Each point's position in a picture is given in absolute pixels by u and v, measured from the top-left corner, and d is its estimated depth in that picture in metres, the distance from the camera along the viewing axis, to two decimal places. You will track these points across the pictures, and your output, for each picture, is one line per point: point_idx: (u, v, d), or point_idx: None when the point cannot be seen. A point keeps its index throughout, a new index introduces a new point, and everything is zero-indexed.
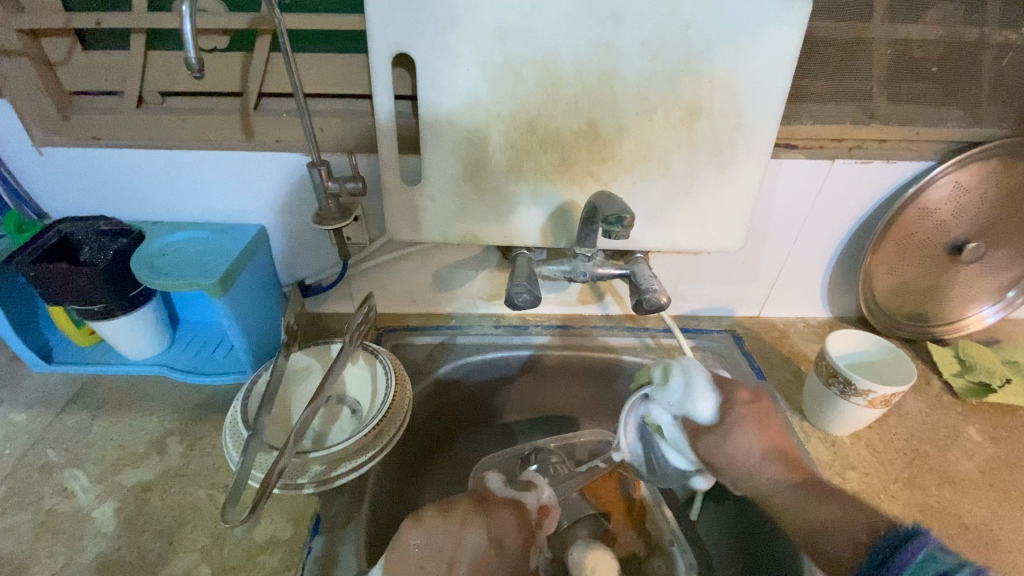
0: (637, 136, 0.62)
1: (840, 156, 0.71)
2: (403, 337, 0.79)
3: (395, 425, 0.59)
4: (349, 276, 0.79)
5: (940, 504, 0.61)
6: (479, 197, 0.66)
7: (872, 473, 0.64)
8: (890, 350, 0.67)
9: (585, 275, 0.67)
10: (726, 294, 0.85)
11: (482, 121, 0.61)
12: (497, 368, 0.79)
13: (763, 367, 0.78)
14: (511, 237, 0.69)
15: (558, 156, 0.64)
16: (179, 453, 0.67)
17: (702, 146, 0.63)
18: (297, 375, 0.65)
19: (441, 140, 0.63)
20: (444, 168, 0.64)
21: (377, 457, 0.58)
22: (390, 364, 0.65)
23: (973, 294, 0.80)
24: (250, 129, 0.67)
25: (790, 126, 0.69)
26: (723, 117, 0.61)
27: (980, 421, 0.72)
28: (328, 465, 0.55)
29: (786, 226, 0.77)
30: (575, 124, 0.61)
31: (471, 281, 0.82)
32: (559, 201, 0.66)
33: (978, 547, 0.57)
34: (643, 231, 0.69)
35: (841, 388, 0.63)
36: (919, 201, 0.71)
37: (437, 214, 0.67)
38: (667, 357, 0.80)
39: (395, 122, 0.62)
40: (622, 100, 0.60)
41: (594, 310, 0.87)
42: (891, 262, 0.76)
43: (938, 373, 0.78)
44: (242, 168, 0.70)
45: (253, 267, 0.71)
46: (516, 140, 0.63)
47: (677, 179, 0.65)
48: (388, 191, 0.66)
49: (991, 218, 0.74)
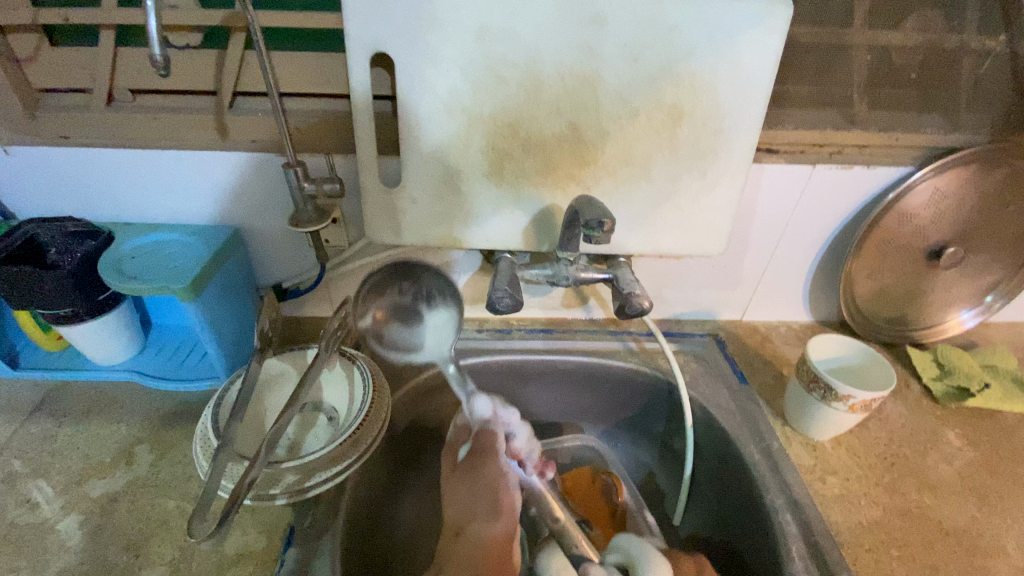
0: (618, 140, 0.62)
1: (821, 161, 0.71)
2: None
3: (372, 434, 0.59)
4: (328, 279, 0.77)
5: (920, 508, 0.61)
6: (460, 200, 0.65)
7: (853, 478, 0.64)
8: (870, 355, 0.67)
9: (568, 279, 0.66)
10: (709, 298, 0.85)
11: (462, 122, 0.60)
12: (480, 373, 0.78)
13: (745, 372, 0.78)
14: (492, 241, 0.68)
15: (539, 159, 0.63)
16: (149, 462, 0.64)
17: (684, 151, 0.63)
18: (271, 382, 0.63)
19: (422, 142, 0.62)
20: (424, 171, 0.63)
21: (353, 466, 0.57)
22: (368, 371, 0.63)
23: (951, 299, 0.81)
24: (224, 128, 0.65)
25: (771, 130, 0.69)
26: (706, 121, 0.61)
27: (959, 425, 0.72)
28: (302, 475, 0.54)
29: (769, 231, 0.77)
30: (556, 126, 0.61)
31: None
32: (541, 205, 0.66)
33: (957, 551, 0.57)
34: (624, 234, 0.68)
35: (823, 393, 0.63)
36: (898, 207, 0.71)
37: (417, 216, 0.66)
38: (650, 362, 0.80)
39: (372, 120, 0.60)
40: (604, 103, 0.60)
41: (577, 314, 0.87)
42: (872, 267, 0.76)
43: (918, 377, 0.78)
44: (217, 169, 0.68)
45: (227, 270, 0.69)
46: (496, 143, 0.62)
47: (660, 183, 0.65)
48: (367, 193, 0.65)
49: (968, 224, 0.75)
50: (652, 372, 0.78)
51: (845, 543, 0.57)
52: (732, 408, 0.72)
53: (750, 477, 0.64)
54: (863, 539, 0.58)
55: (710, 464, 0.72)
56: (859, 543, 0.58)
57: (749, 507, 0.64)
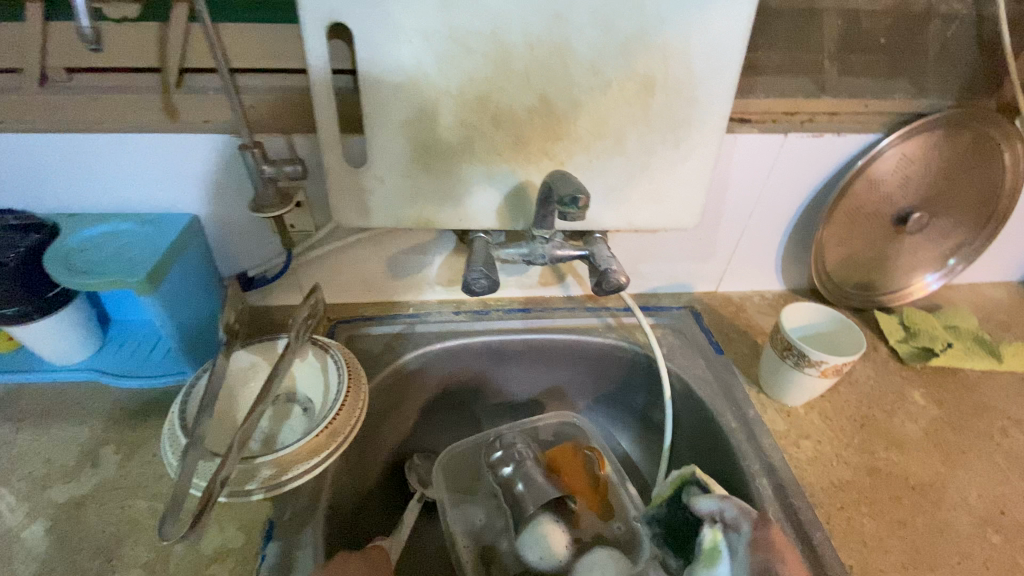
0: (591, 113, 0.60)
1: (793, 130, 0.70)
2: (358, 328, 0.76)
3: (350, 423, 0.57)
4: (295, 266, 0.74)
5: (888, 466, 0.63)
6: (431, 179, 0.63)
7: (825, 441, 0.66)
8: (841, 321, 0.68)
9: (544, 257, 0.66)
10: (685, 271, 0.84)
11: (429, 97, 0.58)
12: (459, 356, 0.78)
13: (721, 342, 0.79)
14: (465, 220, 0.66)
15: (512, 134, 0.61)
16: (116, 463, 0.62)
17: (657, 122, 0.62)
18: (240, 375, 0.60)
19: (386, 118, 0.59)
20: (391, 150, 0.60)
21: (331, 457, 0.56)
22: (342, 359, 0.61)
23: (916, 262, 0.83)
24: (172, 109, 0.61)
25: (743, 99, 0.68)
26: (678, 92, 0.60)
27: (924, 384, 0.74)
28: (278, 469, 0.53)
29: (742, 203, 0.77)
30: (527, 99, 0.59)
31: (426, 267, 0.77)
32: (514, 181, 0.64)
33: (923, 505, 0.60)
34: (601, 210, 0.67)
35: (796, 359, 0.64)
36: (867, 173, 0.72)
37: (385, 198, 0.63)
38: (628, 336, 0.80)
39: (333, 92, 0.57)
40: (574, 74, 0.58)
41: (554, 292, 0.86)
42: (842, 233, 0.77)
43: (885, 340, 0.80)
44: (166, 152, 0.63)
45: (187, 260, 0.65)
46: (465, 118, 0.59)
47: (634, 156, 0.64)
48: (330, 174, 0.62)
49: (933, 188, 0.76)
50: (630, 346, 0.79)
51: (817, 503, 0.59)
52: (708, 377, 0.73)
53: (726, 443, 0.66)
54: (834, 498, 0.60)
55: (689, 432, 0.73)
56: (831, 502, 0.59)
57: (726, 475, 0.65)
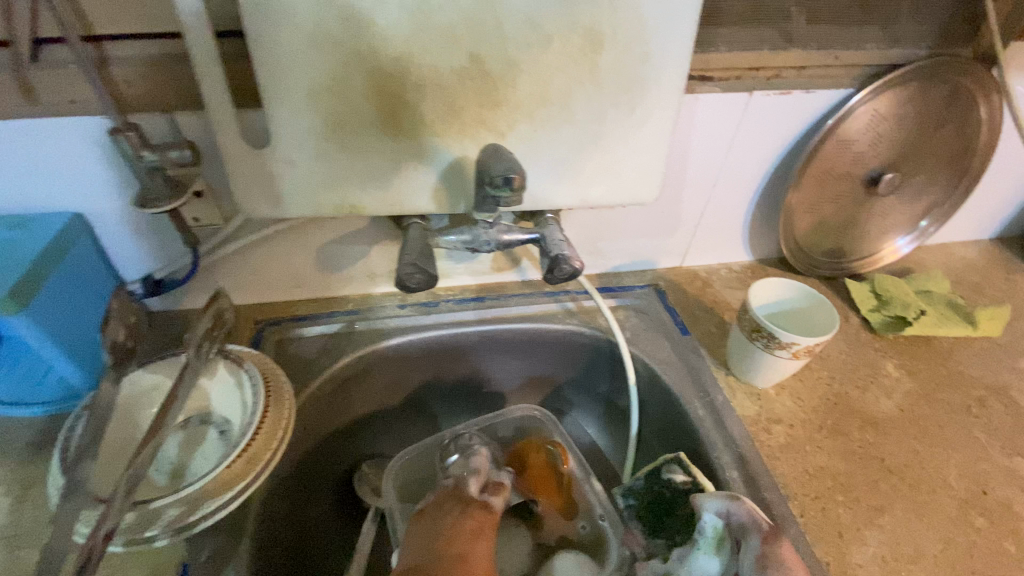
0: (531, 74, 0.52)
1: (758, 87, 0.64)
2: (288, 330, 0.68)
3: (270, 447, 0.50)
4: (208, 265, 0.64)
5: (863, 448, 0.60)
6: (350, 158, 0.54)
7: (797, 424, 0.62)
8: (813, 296, 0.63)
9: (489, 244, 0.59)
10: (648, 247, 0.78)
11: (337, 60, 0.49)
12: (407, 353, 0.71)
13: (687, 322, 0.74)
14: (397, 204, 0.58)
15: (440, 101, 0.52)
16: (3, 507, 0.53)
17: (609, 83, 0.54)
18: (139, 399, 0.52)
19: (288, 88, 0.49)
20: (299, 125, 0.51)
21: (251, 487, 0.48)
22: (257, 373, 0.53)
23: (888, 226, 0.79)
24: (28, 87, 0.50)
25: (703, 54, 0.61)
26: (630, 46, 0.52)
27: (898, 356, 0.71)
28: (184, 508, 0.46)
29: (706, 170, 0.70)
30: (455, 60, 0.50)
31: (362, 258, 0.69)
32: (447, 157, 0.56)
33: (901, 489, 0.56)
34: (550, 187, 0.60)
35: (766, 342, 0.59)
36: (838, 133, 0.66)
37: (300, 182, 0.55)
38: (589, 321, 0.74)
39: (216, 55, 0.47)
40: (508, 28, 0.49)
41: (510, 277, 0.79)
42: (811, 199, 0.72)
43: (856, 310, 0.76)
44: (24, 141, 0.53)
45: (67, 268, 0.56)
46: (384, 84, 0.50)
47: (583, 123, 0.56)
48: (230, 158, 0.53)
49: (907, 147, 0.71)
50: (591, 332, 0.73)
51: (792, 495, 0.55)
52: (674, 361, 0.68)
53: (694, 434, 0.61)
54: (809, 488, 0.56)
55: (657, 422, 0.68)
56: (806, 492, 0.55)
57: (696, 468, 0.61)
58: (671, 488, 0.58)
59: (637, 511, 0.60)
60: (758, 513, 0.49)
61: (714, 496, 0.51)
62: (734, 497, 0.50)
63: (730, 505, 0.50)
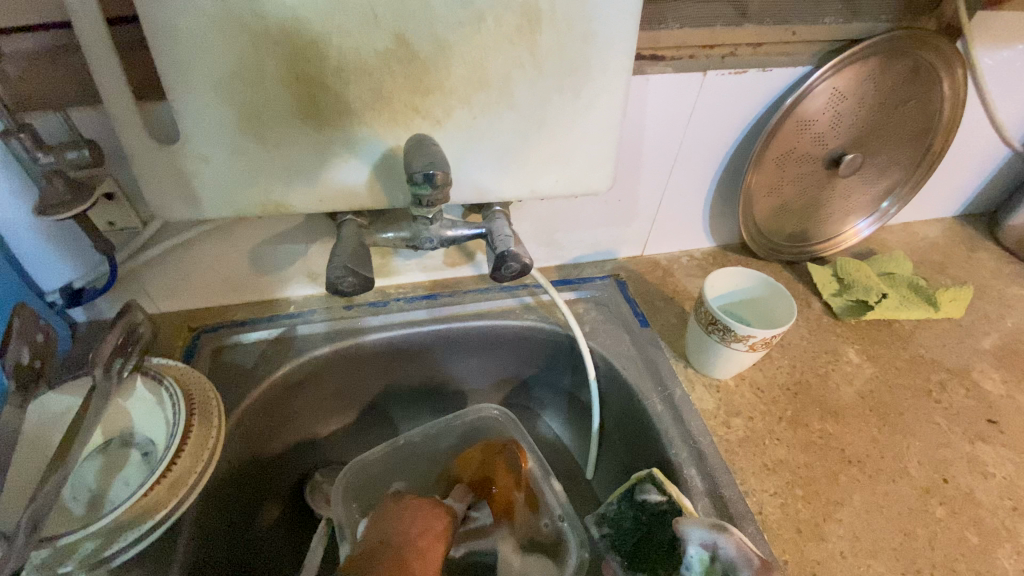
0: (464, 57, 0.48)
1: (713, 67, 0.60)
2: (225, 337, 0.64)
3: (196, 468, 0.46)
4: (131, 272, 0.60)
5: (823, 438, 0.59)
6: (272, 153, 0.50)
7: (756, 416, 0.60)
8: (770, 285, 0.61)
9: (432, 241, 0.55)
10: (607, 236, 0.75)
11: (247, 46, 0.44)
12: (355, 357, 0.67)
13: (647, 313, 0.72)
14: (328, 202, 0.54)
15: (366, 88, 0.48)
16: None
17: (550, 65, 0.50)
18: (52, 423, 0.48)
19: (193, 77, 0.45)
20: (211, 117, 0.47)
21: (178, 512, 0.45)
22: (178, 389, 0.49)
23: (850, 207, 0.77)
24: None
25: (653, 31, 0.57)
26: (570, 25, 0.48)
27: (859, 341, 0.69)
28: (104, 539, 0.43)
29: (662, 154, 0.67)
30: (378, 43, 0.46)
31: (303, 258, 0.65)
32: (380, 148, 0.52)
33: (860, 481, 0.55)
34: (494, 179, 0.56)
35: (721, 334, 0.57)
36: (796, 113, 0.64)
37: (219, 180, 0.50)
38: (547, 316, 0.71)
39: (106, 36, 0.42)
40: (434, 7, 0.45)
41: (464, 272, 0.75)
42: (771, 183, 0.69)
43: (819, 295, 0.75)
44: None
45: None
46: (303, 71, 0.46)
47: (525, 109, 0.52)
48: (137, 156, 0.48)
49: (868, 125, 0.69)
50: (549, 327, 0.70)
51: (750, 492, 0.54)
52: (633, 355, 0.66)
53: (653, 430, 0.59)
54: (767, 483, 0.55)
55: (617, 418, 0.66)
56: (764, 488, 0.54)
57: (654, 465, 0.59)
58: (649, 511, 0.53)
59: (614, 545, 0.53)
60: (747, 546, 0.46)
61: (703, 527, 0.47)
62: (722, 527, 0.47)
63: (718, 537, 0.46)
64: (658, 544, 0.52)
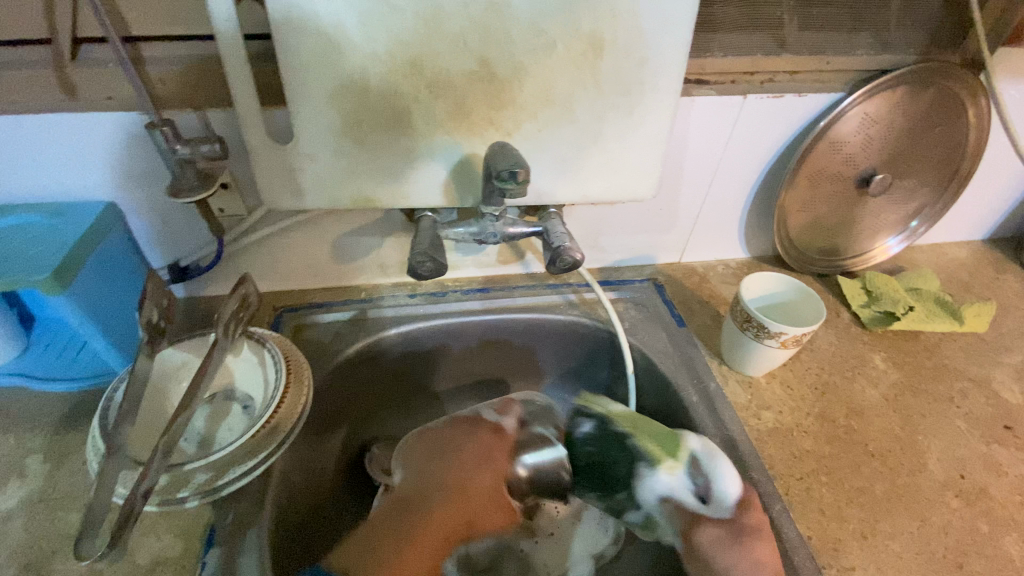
0: (535, 77, 0.56)
1: (752, 91, 0.67)
2: (305, 316, 0.72)
3: (291, 419, 0.54)
4: (231, 254, 0.69)
5: (847, 433, 0.63)
6: (366, 154, 0.58)
7: (786, 411, 0.65)
8: (802, 290, 0.66)
9: (496, 236, 0.63)
10: (646, 243, 0.81)
11: (356, 64, 0.53)
12: (416, 340, 0.74)
13: (683, 314, 0.77)
14: (408, 198, 0.62)
15: (450, 102, 0.56)
16: (44, 473, 0.58)
17: (609, 87, 0.57)
18: (170, 374, 0.56)
19: (311, 87, 0.53)
20: (320, 122, 0.56)
21: (273, 455, 0.53)
22: (279, 352, 0.58)
23: (880, 225, 0.82)
24: (70, 86, 0.54)
25: (700, 59, 0.64)
26: (628, 52, 0.56)
27: (885, 349, 0.74)
28: (213, 473, 0.50)
29: (703, 169, 0.73)
30: (465, 64, 0.54)
31: (376, 249, 0.73)
32: (457, 154, 0.60)
33: (882, 472, 0.60)
34: (552, 184, 0.63)
35: (756, 331, 0.63)
36: (829, 135, 0.69)
37: (320, 176, 0.59)
38: (590, 312, 0.78)
39: (242, 49, 0.50)
40: (515, 35, 0.53)
41: (515, 269, 0.83)
42: (804, 199, 0.75)
43: (848, 306, 0.79)
44: (70, 135, 0.57)
45: (102, 251, 0.60)
46: (400, 86, 0.54)
47: (584, 124, 0.60)
48: (256, 152, 0.57)
49: (897, 148, 0.74)
50: (591, 323, 0.77)
51: (777, 475, 0.58)
52: (670, 351, 0.72)
53: (687, 418, 0.65)
54: (794, 469, 0.59)
55: (653, 409, 0.71)
56: (791, 473, 0.59)
57: None
58: (591, 443, 0.57)
59: (575, 480, 0.59)
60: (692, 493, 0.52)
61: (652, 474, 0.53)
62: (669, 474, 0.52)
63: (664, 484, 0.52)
64: (612, 468, 0.55)
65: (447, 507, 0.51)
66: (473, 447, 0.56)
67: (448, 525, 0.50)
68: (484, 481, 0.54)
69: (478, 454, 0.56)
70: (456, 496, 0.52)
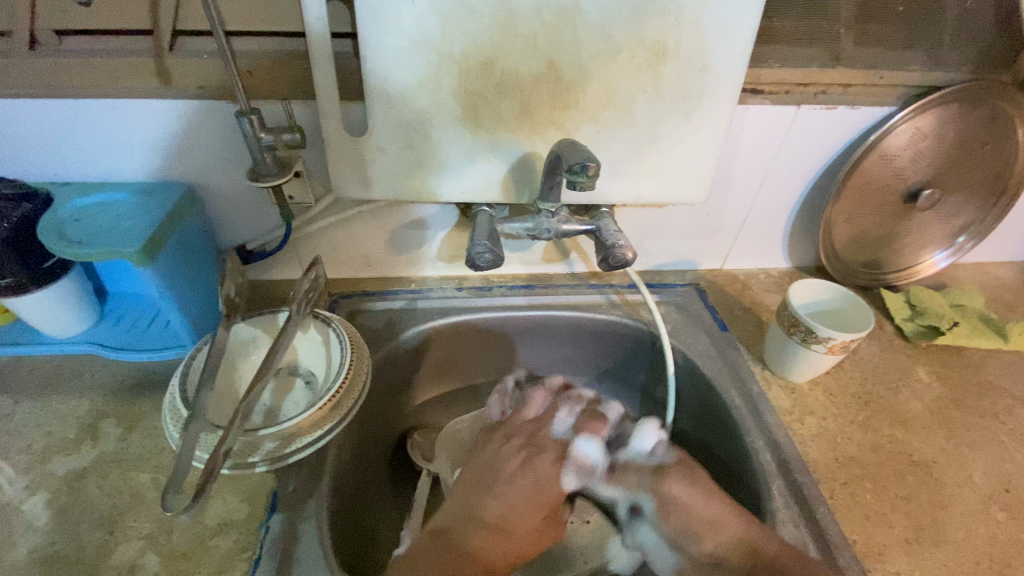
0: (599, 80, 0.58)
1: (806, 102, 0.68)
2: (359, 303, 0.75)
3: (353, 396, 0.57)
4: (296, 239, 0.73)
5: (892, 443, 0.63)
6: (433, 149, 0.61)
7: (829, 418, 0.66)
8: (850, 298, 0.67)
9: (549, 231, 0.64)
10: (689, 248, 0.83)
11: (431, 62, 0.56)
12: (463, 331, 0.77)
13: (725, 319, 0.78)
14: (466, 193, 0.65)
15: (517, 102, 0.59)
16: (117, 436, 0.61)
17: (669, 92, 0.60)
18: (242, 349, 0.59)
19: (388, 83, 0.57)
20: (393, 116, 0.59)
21: (334, 430, 0.55)
22: (344, 333, 0.60)
23: (925, 240, 0.82)
24: (165, 74, 0.58)
25: (756, 69, 0.66)
26: (690, 59, 0.58)
27: (929, 363, 0.74)
28: (280, 442, 0.52)
29: (751, 177, 0.75)
30: (534, 65, 0.57)
31: (428, 242, 0.76)
32: (518, 152, 0.62)
33: (926, 482, 0.60)
34: (606, 183, 0.66)
35: (803, 336, 0.64)
36: (880, 148, 0.70)
37: (388, 168, 0.62)
38: (632, 313, 0.79)
39: (331, 46, 0.54)
40: (583, 40, 0.56)
41: (558, 268, 0.84)
42: (850, 211, 0.76)
43: (891, 319, 0.79)
44: (164, 120, 0.61)
45: (183, 230, 0.63)
46: (471, 84, 0.57)
47: (642, 127, 0.62)
48: (331, 143, 0.60)
49: (945, 164, 0.75)
50: (634, 323, 0.78)
51: (821, 479, 0.59)
52: (713, 354, 0.73)
53: (729, 420, 0.66)
54: (838, 474, 0.60)
55: (693, 410, 0.72)
56: (835, 477, 0.59)
57: (729, 450, 0.65)
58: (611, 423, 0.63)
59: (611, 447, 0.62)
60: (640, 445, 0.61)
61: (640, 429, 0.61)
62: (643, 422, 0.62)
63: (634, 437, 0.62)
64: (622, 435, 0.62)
65: (490, 540, 0.52)
66: (526, 481, 0.56)
67: (494, 561, 0.51)
68: (530, 516, 0.55)
69: (530, 484, 0.56)
70: (499, 528, 0.53)
